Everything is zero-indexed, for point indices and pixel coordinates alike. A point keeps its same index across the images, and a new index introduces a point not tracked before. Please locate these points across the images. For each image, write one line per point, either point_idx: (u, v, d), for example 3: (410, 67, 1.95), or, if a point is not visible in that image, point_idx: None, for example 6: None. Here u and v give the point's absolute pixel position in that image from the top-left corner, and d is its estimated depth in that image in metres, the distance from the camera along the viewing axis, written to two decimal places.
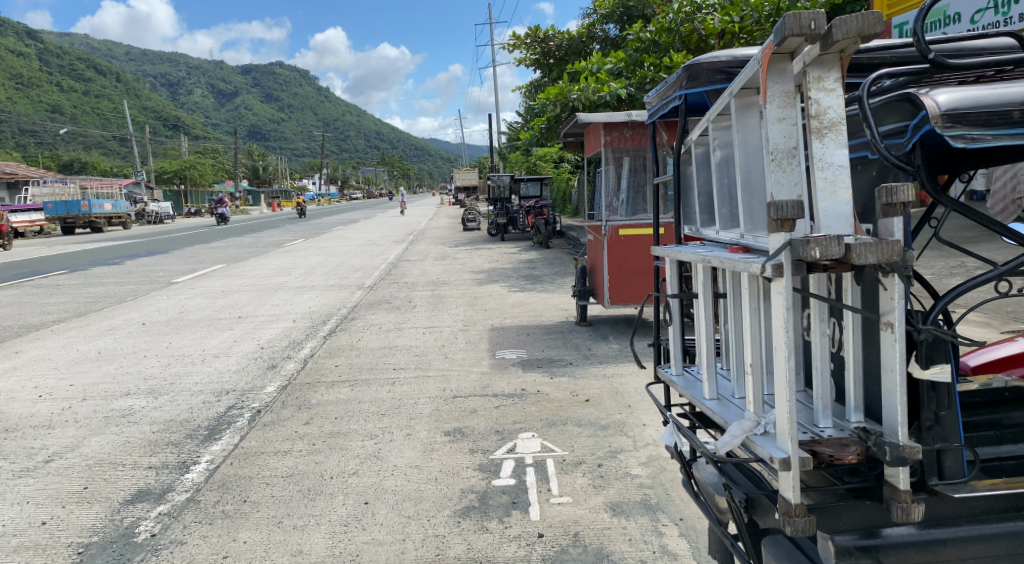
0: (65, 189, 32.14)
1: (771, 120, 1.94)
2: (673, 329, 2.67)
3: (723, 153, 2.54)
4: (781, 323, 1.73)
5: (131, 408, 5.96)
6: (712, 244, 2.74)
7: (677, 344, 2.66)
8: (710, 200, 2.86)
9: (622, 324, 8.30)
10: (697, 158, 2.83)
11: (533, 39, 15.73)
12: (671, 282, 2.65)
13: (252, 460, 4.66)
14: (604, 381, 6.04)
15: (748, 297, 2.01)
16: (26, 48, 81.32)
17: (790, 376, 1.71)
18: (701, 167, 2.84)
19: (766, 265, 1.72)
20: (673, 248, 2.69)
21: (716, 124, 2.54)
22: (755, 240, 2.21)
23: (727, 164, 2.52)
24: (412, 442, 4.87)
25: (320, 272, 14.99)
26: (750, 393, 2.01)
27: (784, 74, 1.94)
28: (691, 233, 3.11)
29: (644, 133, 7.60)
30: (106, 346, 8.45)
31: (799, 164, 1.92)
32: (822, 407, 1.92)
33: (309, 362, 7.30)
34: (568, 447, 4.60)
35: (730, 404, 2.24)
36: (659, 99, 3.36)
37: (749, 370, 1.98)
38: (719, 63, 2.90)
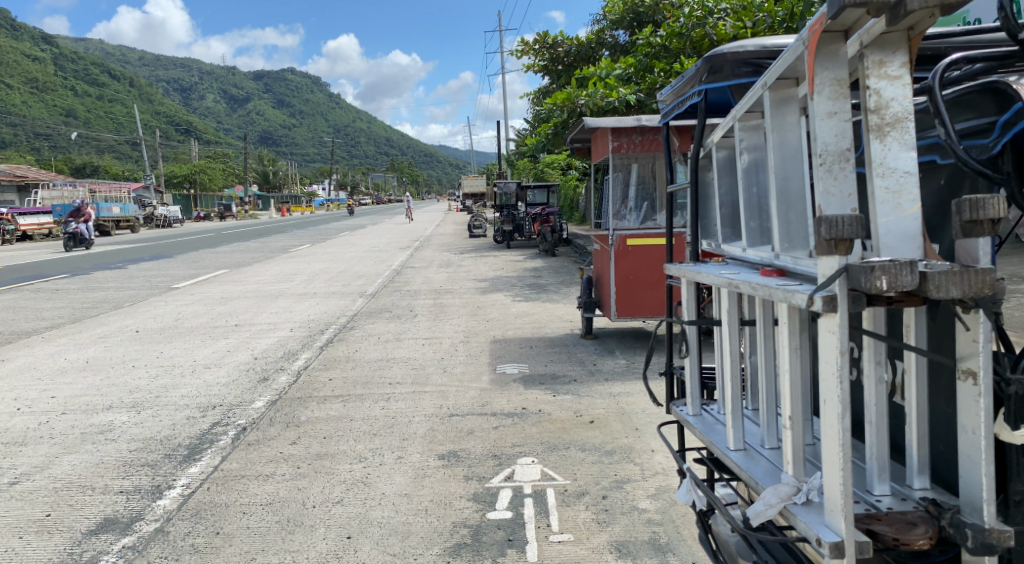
0: (74, 192, 31.89)
1: (820, 114, 1.68)
2: (689, 360, 2.34)
3: (751, 157, 2.24)
4: (830, 370, 1.50)
5: (110, 424, 5.64)
6: (737, 261, 2.43)
7: (696, 381, 2.33)
8: (733, 211, 2.53)
9: (629, 338, 7.95)
10: (719, 163, 2.51)
11: (542, 44, 15.46)
12: (688, 308, 2.32)
13: (232, 485, 4.33)
14: (611, 400, 5.70)
15: (786, 331, 1.70)
16: (41, 52, 81.98)
17: (842, 438, 1.47)
18: (723, 173, 2.52)
19: (816, 296, 1.48)
20: (690, 266, 2.36)
21: (744, 124, 2.24)
22: (794, 262, 1.91)
23: (755, 171, 2.23)
24: (403, 466, 4.53)
25: (322, 279, 14.74)
26: (788, 448, 1.76)
27: (835, 57, 1.68)
28: (710, 248, 2.79)
29: (655, 139, 7.23)
30: (95, 355, 8.16)
31: (853, 169, 1.67)
32: (879, 471, 1.80)
33: (302, 375, 6.98)
34: (571, 476, 4.25)
35: (759, 458, 1.92)
36: (674, 97, 3.04)
37: (787, 422, 1.73)
38: (744, 53, 2.57)
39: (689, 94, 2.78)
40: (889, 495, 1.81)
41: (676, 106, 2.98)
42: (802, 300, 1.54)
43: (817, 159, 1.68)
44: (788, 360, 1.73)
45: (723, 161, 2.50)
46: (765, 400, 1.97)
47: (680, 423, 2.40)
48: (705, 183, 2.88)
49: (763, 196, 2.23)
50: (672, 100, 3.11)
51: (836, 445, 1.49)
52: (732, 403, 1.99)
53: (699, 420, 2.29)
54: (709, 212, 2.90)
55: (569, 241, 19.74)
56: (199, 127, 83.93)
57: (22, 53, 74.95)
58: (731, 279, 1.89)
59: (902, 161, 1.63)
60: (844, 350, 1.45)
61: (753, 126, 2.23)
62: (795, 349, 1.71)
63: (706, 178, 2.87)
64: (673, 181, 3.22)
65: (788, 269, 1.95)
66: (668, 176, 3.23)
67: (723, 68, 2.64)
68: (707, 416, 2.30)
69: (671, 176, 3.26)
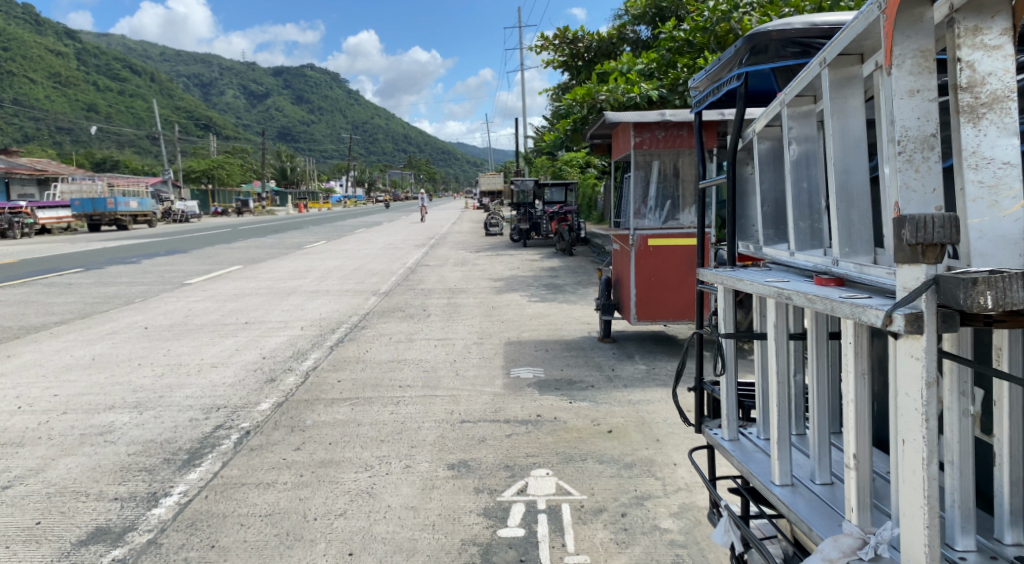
0: (92, 186, 31.86)
1: (901, 94, 1.58)
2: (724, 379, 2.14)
3: (800, 148, 2.18)
4: (913, 407, 1.41)
5: (111, 425, 5.46)
6: (781, 266, 2.33)
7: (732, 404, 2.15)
8: (777, 209, 2.42)
9: (648, 342, 7.71)
10: (762, 155, 2.39)
11: (561, 40, 15.14)
12: (724, 316, 2.10)
13: (231, 494, 4.13)
14: (629, 408, 5.46)
15: (853, 354, 1.59)
16: (66, 48, 82.94)
17: (928, 487, 1.40)
18: (764, 166, 2.41)
19: (896, 314, 1.39)
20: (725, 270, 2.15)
21: (793, 110, 2.17)
22: (859, 270, 1.82)
23: (803, 164, 2.17)
24: (411, 477, 4.31)
25: (336, 275, 14.60)
26: (852, 491, 1.66)
27: (919, 23, 1.58)
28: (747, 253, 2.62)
29: (679, 135, 6.96)
30: (101, 352, 8.00)
31: (938, 160, 1.55)
32: (962, 522, 1.69)
33: (311, 376, 6.78)
34: (588, 491, 4.02)
35: (811, 496, 1.79)
36: (709, 83, 2.87)
37: (852, 462, 1.64)
38: (791, 32, 2.48)
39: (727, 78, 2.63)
40: (974, 551, 1.69)
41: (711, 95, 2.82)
42: (878, 318, 1.45)
43: (897, 145, 1.57)
44: (854, 388, 1.63)
45: (766, 154, 2.39)
46: (817, 429, 1.82)
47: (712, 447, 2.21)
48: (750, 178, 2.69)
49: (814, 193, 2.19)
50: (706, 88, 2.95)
51: (919, 495, 1.42)
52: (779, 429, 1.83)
53: (735, 446, 2.11)
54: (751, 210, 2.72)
55: (587, 240, 19.57)
56: (219, 123, 84.36)
57: (47, 48, 75.52)
58: (781, 288, 1.74)
59: (999, 149, 1.54)
60: (929, 382, 1.36)
61: (802, 113, 2.17)
62: (860, 374, 1.60)
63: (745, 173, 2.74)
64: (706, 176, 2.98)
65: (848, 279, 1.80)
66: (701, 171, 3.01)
67: (767, 48, 2.53)
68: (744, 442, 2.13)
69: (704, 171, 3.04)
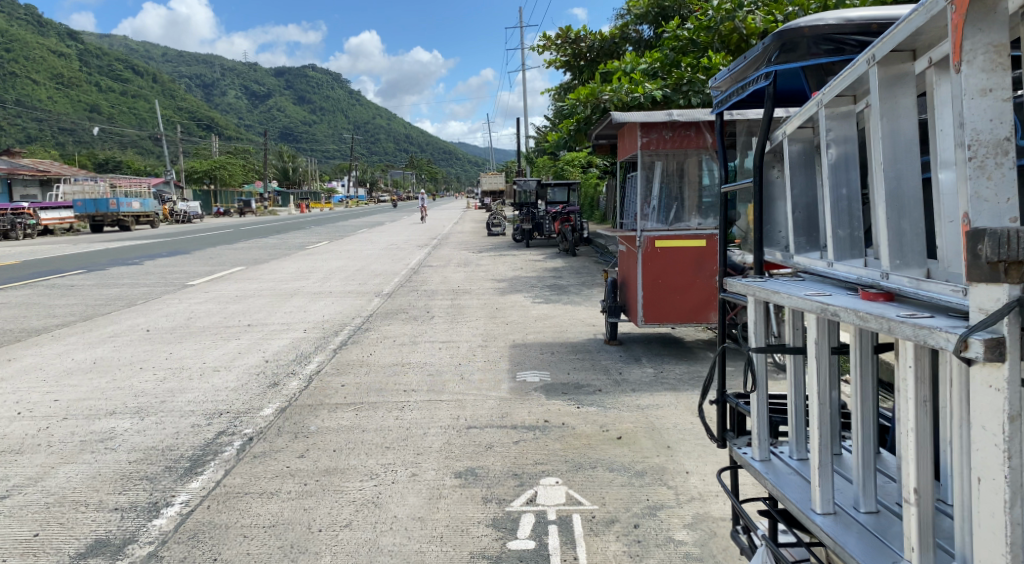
0: (95, 188, 31.84)
1: (971, 93, 1.50)
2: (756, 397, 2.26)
3: (839, 150, 2.11)
4: (991, 442, 1.44)
5: (112, 431, 5.37)
6: (814, 275, 2.31)
7: (763, 424, 2.25)
8: (808, 214, 2.38)
9: (656, 344, 7.62)
10: (793, 158, 2.36)
11: (564, 39, 15.06)
12: (756, 331, 2.19)
13: (234, 503, 4.04)
14: (639, 413, 5.37)
15: (912, 379, 1.65)
16: (68, 49, 83.03)
17: (1012, 530, 1.42)
18: (795, 170, 2.36)
19: (976, 339, 1.41)
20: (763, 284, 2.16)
21: (830, 111, 2.09)
22: (913, 287, 1.77)
23: (842, 167, 2.10)
24: (417, 486, 4.21)
25: (339, 277, 14.51)
26: (915, 531, 1.65)
27: (991, 14, 1.49)
28: (773, 260, 2.58)
29: (687, 135, 6.87)
30: (103, 356, 7.92)
31: (1010, 164, 1.47)
32: None
33: (314, 380, 6.68)
34: (599, 501, 3.92)
35: (856, 523, 1.87)
36: (731, 83, 2.82)
37: (913, 496, 1.66)
38: (823, 28, 2.41)
39: (753, 77, 2.57)
40: None
41: (733, 94, 2.78)
42: (949, 341, 1.48)
43: (968, 149, 1.50)
44: (914, 416, 1.67)
45: (796, 156, 2.36)
46: (861, 454, 1.92)
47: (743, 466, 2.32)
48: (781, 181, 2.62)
49: (853, 198, 2.12)
50: (725, 88, 2.90)
51: (1002, 539, 1.43)
52: (821, 445, 1.94)
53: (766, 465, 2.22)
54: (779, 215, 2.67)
55: (590, 240, 19.47)
56: (220, 123, 84.30)
57: (49, 49, 75.55)
58: (825, 304, 1.82)
59: None
60: (1013, 416, 1.40)
61: (842, 114, 2.09)
62: (922, 401, 1.65)
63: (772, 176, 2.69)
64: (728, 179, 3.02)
65: (895, 292, 1.84)
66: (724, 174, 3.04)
67: (796, 46, 2.47)
68: (775, 462, 2.23)
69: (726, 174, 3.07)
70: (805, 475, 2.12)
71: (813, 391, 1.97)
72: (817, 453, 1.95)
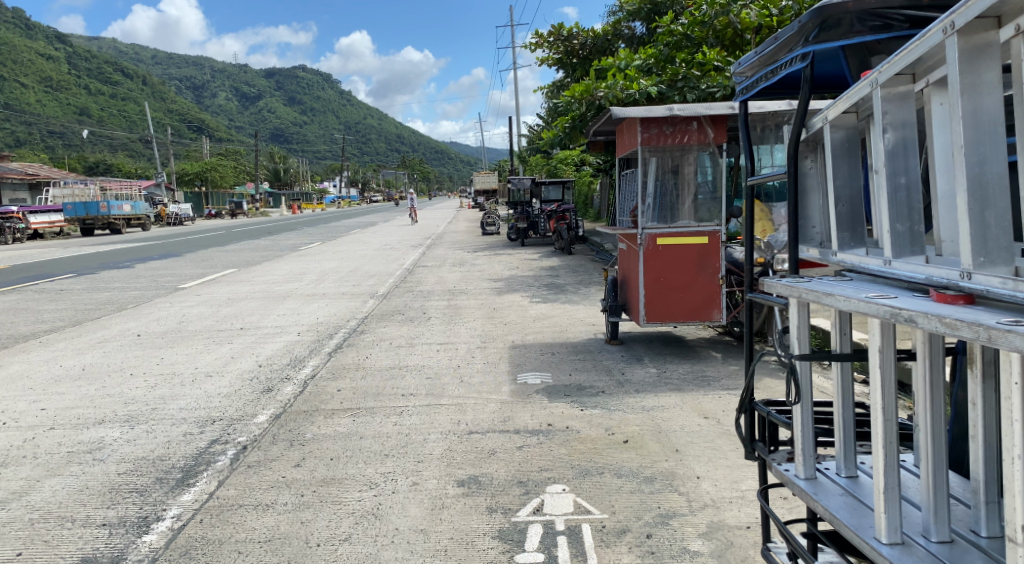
0: (85, 190, 31.54)
1: None
2: (800, 410, 2.18)
3: (896, 134, 1.95)
4: None
5: (101, 441, 5.19)
6: (863, 273, 2.16)
7: (808, 441, 2.18)
8: (852, 207, 2.22)
9: (658, 343, 7.49)
10: (834, 147, 2.20)
11: (556, 36, 14.93)
12: (800, 339, 2.10)
13: (228, 517, 3.87)
14: (644, 415, 5.22)
15: (1015, 399, 1.58)
16: (57, 52, 82.50)
17: None
18: (838, 159, 2.19)
19: None
20: (817, 287, 1.98)
21: (887, 91, 1.93)
22: (1005, 287, 1.59)
23: (900, 152, 1.94)
24: (418, 495, 4.06)
25: (333, 278, 14.33)
26: None
27: None
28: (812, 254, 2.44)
29: (688, 129, 6.71)
30: (92, 362, 7.73)
31: None
32: None
33: (309, 385, 6.51)
34: (608, 509, 3.77)
35: (926, 551, 1.79)
36: (759, 66, 2.70)
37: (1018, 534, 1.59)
38: (868, 5, 2.25)
39: (788, 58, 2.45)
40: None
41: (763, 78, 2.64)
42: None
43: None
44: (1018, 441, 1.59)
45: (839, 144, 2.18)
46: (935, 478, 1.82)
47: (782, 481, 2.24)
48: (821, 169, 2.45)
49: (912, 187, 1.95)
50: (752, 73, 2.76)
51: None
52: (886, 463, 1.86)
53: (812, 483, 2.15)
54: (811, 208, 2.51)
55: (585, 238, 19.32)
56: (211, 125, 83.83)
57: (37, 52, 75.09)
58: (895, 307, 1.64)
59: None
60: None
61: (899, 94, 1.93)
62: None
63: (806, 166, 2.53)
64: (755, 171, 2.86)
65: (975, 294, 1.69)
66: (749, 165, 2.89)
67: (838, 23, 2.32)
68: (822, 480, 2.16)
69: (752, 166, 2.90)
70: (857, 495, 2.05)
71: (878, 405, 1.88)
72: (882, 474, 1.85)
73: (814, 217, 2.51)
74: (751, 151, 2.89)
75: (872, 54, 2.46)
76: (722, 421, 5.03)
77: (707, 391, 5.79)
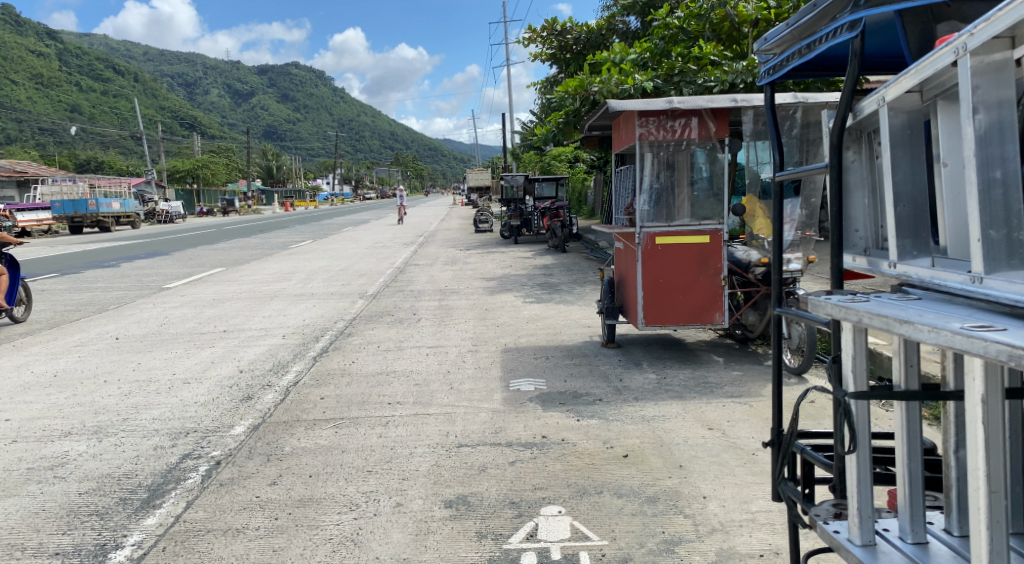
0: (74, 188, 30.76)
1: None
2: (856, 461, 1.90)
3: (989, 116, 1.62)
4: None
5: (64, 457, 4.85)
6: (931, 288, 1.87)
7: (864, 499, 1.90)
8: (915, 208, 1.92)
9: (657, 347, 7.18)
10: (893, 134, 1.91)
11: (549, 31, 14.64)
12: (858, 377, 1.84)
13: (193, 544, 3.55)
14: (644, 426, 4.92)
15: None
16: (46, 48, 81.62)
17: None
18: (897, 149, 1.91)
19: None
20: (889, 308, 1.70)
21: (979, 60, 1.61)
22: None
23: (994, 139, 1.61)
24: (402, 519, 3.74)
25: (322, 277, 14.00)
26: None
27: None
28: (861, 263, 2.16)
29: (687, 125, 6.42)
30: (65, 368, 7.37)
31: None
32: None
33: (291, 393, 6.18)
34: (608, 535, 3.46)
35: None
36: (794, 39, 2.36)
37: None
38: None
39: (830, 30, 2.10)
40: None
41: (795, 55, 2.31)
42: None
43: None
44: None
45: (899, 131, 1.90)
46: None
47: (829, 541, 1.97)
48: (868, 164, 2.14)
49: (1009, 184, 1.61)
50: (783, 47, 2.43)
51: None
52: (992, 549, 1.60)
53: (868, 550, 1.88)
54: (853, 208, 2.20)
55: (580, 236, 19.02)
56: (203, 122, 83.13)
57: (27, 48, 74.39)
58: (1012, 345, 1.31)
59: None
60: None
61: (995, 64, 1.61)
62: None
63: (847, 159, 2.21)
64: (784, 165, 2.53)
65: None
66: (778, 158, 2.55)
67: None
68: (882, 546, 1.89)
69: (780, 156, 2.58)
70: None
71: (980, 474, 1.60)
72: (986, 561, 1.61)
73: (856, 220, 2.20)
74: (779, 140, 2.57)
75: (937, 20, 2.17)
76: (728, 433, 4.74)
77: (710, 399, 5.48)
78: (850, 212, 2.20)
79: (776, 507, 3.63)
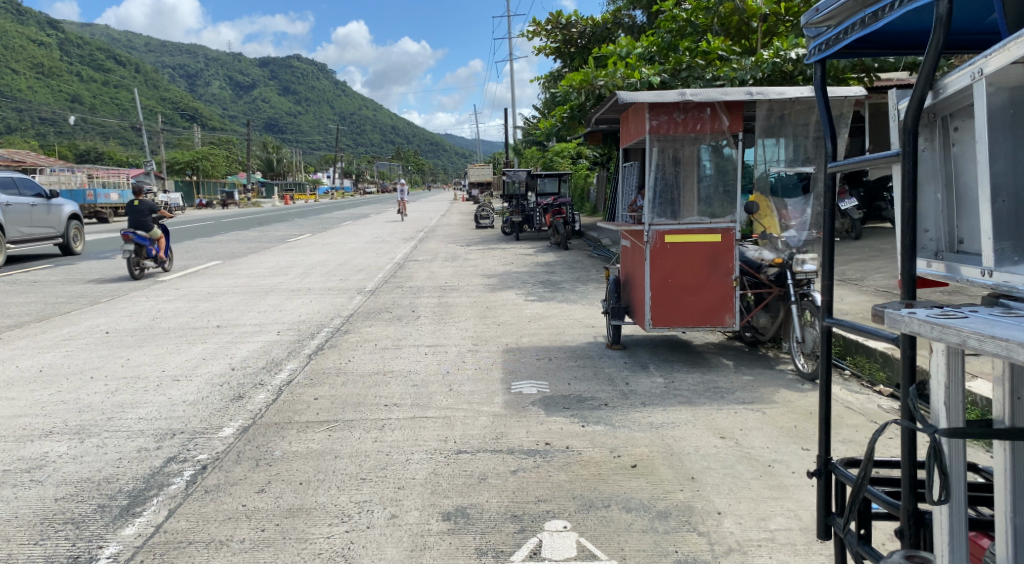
0: (72, 177, 30.64)
1: None
2: (947, 510, 1.75)
3: None
4: None
5: (43, 458, 4.61)
6: None
7: (957, 550, 1.75)
8: (1016, 202, 1.71)
9: (663, 349, 6.94)
10: (991, 115, 1.69)
11: (554, 25, 14.40)
12: (955, 413, 1.72)
13: (172, 558, 3.32)
14: (653, 434, 4.69)
15: None
16: (47, 37, 81.24)
17: None
18: (994, 134, 1.70)
19: None
20: (1001, 325, 1.51)
21: None
22: None
23: None
24: (397, 533, 3.50)
25: (320, 272, 13.75)
26: None
27: None
28: (938, 266, 1.95)
29: (700, 117, 6.19)
30: (51, 363, 7.12)
31: None
32: None
33: (283, 392, 5.94)
34: (616, 554, 3.24)
35: None
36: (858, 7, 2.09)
37: None
38: None
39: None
40: None
41: (857, 24, 2.05)
42: None
43: None
44: None
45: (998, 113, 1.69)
46: None
47: None
48: (943, 154, 1.93)
49: None
50: (840, 17, 2.18)
51: None
52: None
53: None
54: (924, 204, 1.97)
55: (582, 233, 18.77)
56: (203, 114, 82.84)
57: (29, 37, 74.07)
58: None
59: None
60: None
61: None
62: None
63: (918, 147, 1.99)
64: (838, 155, 2.28)
65: None
66: (831, 147, 2.29)
67: None
68: None
69: (833, 146, 2.32)
70: None
71: None
72: None
73: (926, 217, 1.98)
74: (831, 127, 2.31)
75: None
76: (741, 442, 4.51)
77: (721, 405, 5.25)
78: (922, 209, 1.98)
79: (797, 525, 3.41)
